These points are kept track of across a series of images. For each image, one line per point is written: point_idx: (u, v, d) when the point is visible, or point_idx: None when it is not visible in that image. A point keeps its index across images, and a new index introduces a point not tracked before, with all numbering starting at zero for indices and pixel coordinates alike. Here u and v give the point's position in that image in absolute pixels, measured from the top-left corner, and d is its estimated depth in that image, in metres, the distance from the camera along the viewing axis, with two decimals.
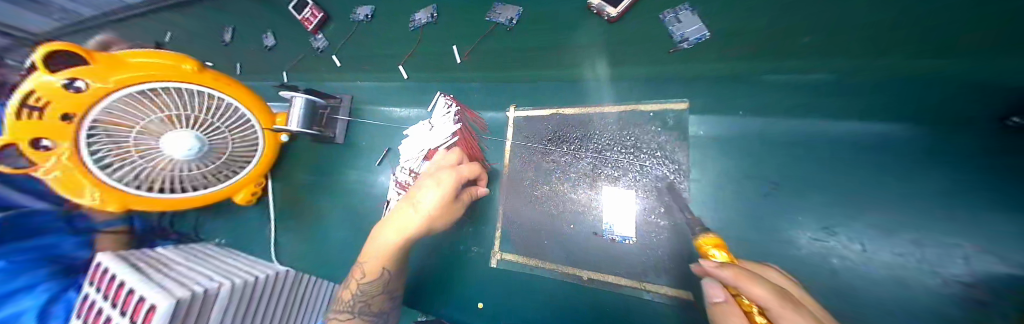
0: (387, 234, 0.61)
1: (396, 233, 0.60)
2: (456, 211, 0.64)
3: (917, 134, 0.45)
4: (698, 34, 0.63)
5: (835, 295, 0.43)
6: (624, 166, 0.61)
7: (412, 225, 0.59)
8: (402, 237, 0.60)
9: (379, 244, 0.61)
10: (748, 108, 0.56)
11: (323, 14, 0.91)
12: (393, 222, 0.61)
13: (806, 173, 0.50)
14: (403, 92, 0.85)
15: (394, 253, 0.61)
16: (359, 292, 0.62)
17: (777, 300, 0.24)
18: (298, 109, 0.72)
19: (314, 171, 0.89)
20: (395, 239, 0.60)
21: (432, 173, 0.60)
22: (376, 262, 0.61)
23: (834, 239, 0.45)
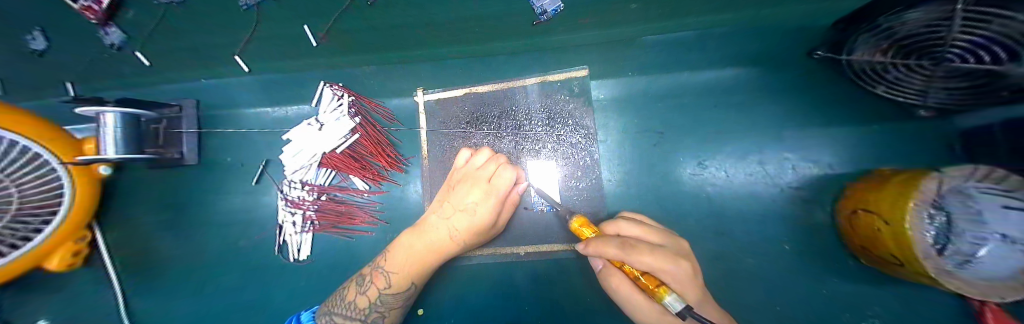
0: (418, 242, 0.51)
1: (427, 241, 0.50)
2: (495, 227, 0.54)
3: (736, 80, 0.59)
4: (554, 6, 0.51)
5: (700, 218, 0.55)
6: (542, 139, 0.62)
7: (439, 234, 0.50)
8: (437, 249, 0.50)
9: (404, 248, 0.51)
10: (638, 68, 0.60)
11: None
12: (428, 232, 0.51)
13: (683, 120, 0.59)
14: (271, 85, 0.66)
15: (425, 265, 0.50)
16: (377, 301, 0.48)
17: (622, 254, 0.32)
18: (112, 127, 0.50)
19: (174, 206, 0.69)
20: (427, 249, 0.50)
21: (470, 182, 0.53)
22: (401, 268, 0.49)
23: (702, 173, 0.57)
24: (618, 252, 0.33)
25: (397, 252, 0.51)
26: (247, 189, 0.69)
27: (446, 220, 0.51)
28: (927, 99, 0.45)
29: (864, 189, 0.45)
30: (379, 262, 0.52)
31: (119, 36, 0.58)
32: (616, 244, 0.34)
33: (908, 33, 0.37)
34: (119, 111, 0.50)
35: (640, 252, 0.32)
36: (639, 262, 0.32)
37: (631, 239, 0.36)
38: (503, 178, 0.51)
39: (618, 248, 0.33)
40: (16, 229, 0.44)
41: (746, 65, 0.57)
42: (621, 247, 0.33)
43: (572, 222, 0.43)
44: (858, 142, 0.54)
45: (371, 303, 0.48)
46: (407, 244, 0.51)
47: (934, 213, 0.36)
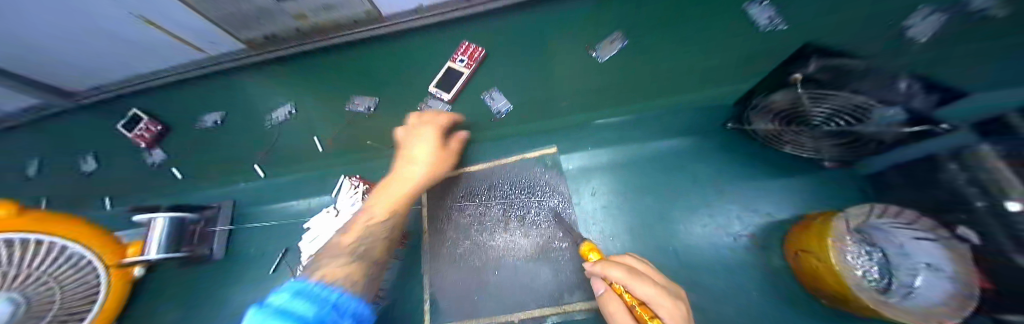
0: (394, 188, 0.57)
1: (404, 181, 0.58)
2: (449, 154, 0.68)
3: (679, 145, 0.72)
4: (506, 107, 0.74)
5: (675, 269, 0.61)
6: (526, 205, 0.73)
7: (415, 172, 0.59)
8: (415, 186, 0.58)
9: (390, 193, 0.57)
10: (595, 142, 0.75)
11: (161, 126, 0.78)
12: (405, 175, 0.58)
13: (642, 181, 0.71)
14: (305, 182, 0.83)
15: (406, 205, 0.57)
16: (364, 241, 0.51)
17: (629, 278, 0.40)
18: (156, 233, 0.62)
19: (192, 301, 0.74)
20: (409, 184, 0.57)
21: (415, 138, 0.63)
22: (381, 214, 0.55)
23: (667, 225, 0.66)
24: (623, 275, 0.42)
25: (378, 211, 0.55)
26: (262, 278, 0.75)
27: (392, 202, 0.55)
28: (823, 154, 0.57)
29: (800, 232, 0.53)
30: (363, 207, 0.57)
31: (161, 155, 0.82)
32: (624, 269, 0.42)
33: (780, 108, 0.55)
34: (169, 216, 0.63)
35: (642, 281, 0.40)
36: (642, 290, 0.39)
37: (638, 271, 0.44)
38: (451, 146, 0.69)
39: (624, 273, 0.42)
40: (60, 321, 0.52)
41: (682, 134, 0.72)
42: (627, 273, 0.41)
43: (583, 247, 0.54)
44: (795, 188, 0.63)
45: (356, 242, 0.51)
46: (403, 167, 0.59)
47: (869, 249, 0.51)
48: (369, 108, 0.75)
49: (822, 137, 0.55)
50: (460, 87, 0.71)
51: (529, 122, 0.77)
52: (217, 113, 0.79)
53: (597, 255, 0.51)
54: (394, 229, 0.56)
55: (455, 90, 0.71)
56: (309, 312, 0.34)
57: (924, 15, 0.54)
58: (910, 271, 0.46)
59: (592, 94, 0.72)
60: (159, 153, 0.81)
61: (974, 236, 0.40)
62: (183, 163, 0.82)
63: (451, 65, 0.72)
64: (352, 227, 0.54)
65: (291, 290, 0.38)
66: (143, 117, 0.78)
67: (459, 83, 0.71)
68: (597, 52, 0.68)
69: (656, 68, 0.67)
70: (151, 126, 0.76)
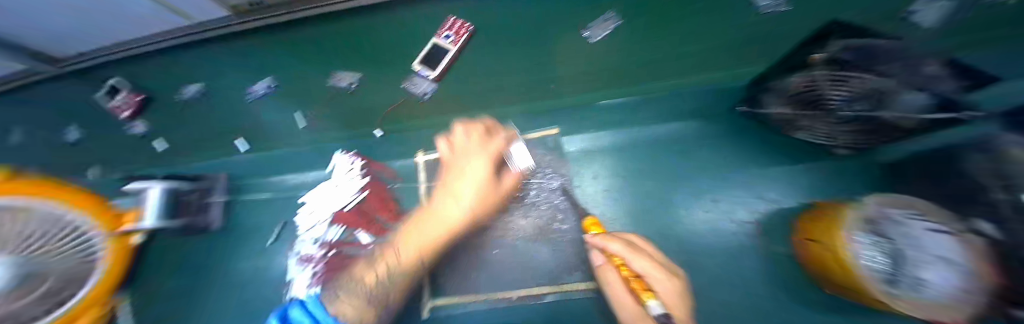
0: (428, 225, 0.56)
1: (441, 222, 0.56)
2: (499, 200, 0.63)
3: (686, 129, 0.69)
4: None
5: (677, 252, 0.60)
6: (525, 188, 0.71)
7: (451, 210, 0.56)
8: (448, 226, 0.55)
9: (424, 233, 0.55)
10: (599, 125, 0.72)
11: (142, 96, 0.76)
12: (440, 212, 0.56)
13: (645, 165, 0.69)
14: (298, 157, 0.81)
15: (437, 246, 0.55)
16: (384, 280, 0.52)
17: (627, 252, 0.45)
18: (155, 200, 0.63)
19: (196, 268, 0.75)
20: (443, 228, 0.55)
21: (466, 157, 0.61)
22: (415, 250, 0.53)
23: (669, 210, 0.65)
24: (623, 250, 0.45)
25: (406, 251, 0.54)
26: (263, 249, 0.75)
27: (394, 253, 0.54)
28: (836, 141, 0.54)
29: (812, 221, 0.51)
30: (417, 215, 0.61)
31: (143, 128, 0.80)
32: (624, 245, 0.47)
33: (795, 90, 0.50)
34: (163, 185, 0.63)
35: (641, 257, 0.44)
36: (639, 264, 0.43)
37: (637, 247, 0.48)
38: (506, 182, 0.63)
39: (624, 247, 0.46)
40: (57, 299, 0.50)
41: (690, 118, 0.69)
42: (627, 247, 0.46)
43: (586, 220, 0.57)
44: (804, 176, 0.61)
45: (386, 270, 0.52)
46: (454, 182, 0.58)
47: (878, 240, 0.41)
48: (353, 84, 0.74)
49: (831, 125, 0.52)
50: (443, 65, 0.68)
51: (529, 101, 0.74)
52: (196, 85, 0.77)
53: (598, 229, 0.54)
54: (408, 275, 0.54)
55: (440, 67, 0.68)
56: (321, 315, 0.44)
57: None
58: (920, 271, 0.38)
59: (596, 72, 0.69)
60: (139, 125, 0.80)
61: (991, 228, 0.34)
62: (179, 137, 0.81)
63: (437, 41, 0.68)
64: (391, 248, 0.56)
65: (300, 310, 0.46)
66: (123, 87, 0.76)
67: (443, 60, 0.68)
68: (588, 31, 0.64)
69: (659, 47, 0.64)
70: (130, 97, 0.75)
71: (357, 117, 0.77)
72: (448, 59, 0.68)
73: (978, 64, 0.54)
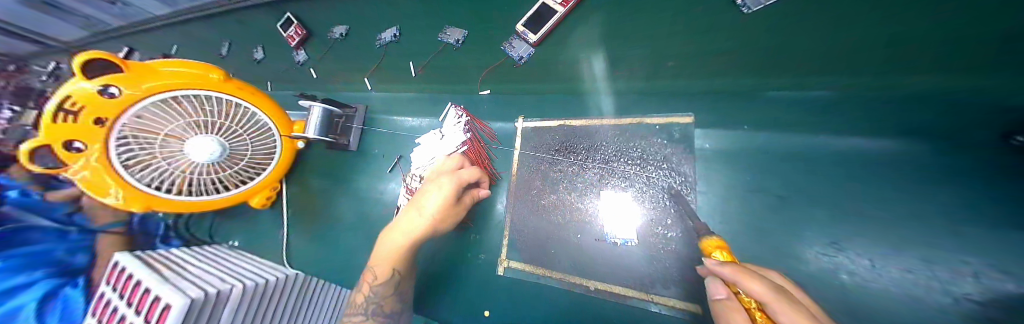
0: (390, 241, 0.59)
1: (401, 234, 0.59)
2: (460, 206, 0.63)
3: (910, 149, 0.47)
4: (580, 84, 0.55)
5: (839, 307, 0.44)
6: (630, 177, 0.63)
7: (413, 228, 0.58)
8: (409, 237, 0.58)
9: (383, 248, 0.60)
10: (749, 123, 0.59)
11: (303, 30, 1.00)
12: (403, 226, 0.59)
13: (808, 188, 0.52)
14: (418, 103, 0.91)
15: (401, 255, 0.58)
16: (368, 301, 0.57)
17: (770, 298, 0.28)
18: (314, 117, 0.76)
19: (329, 178, 0.93)
20: (406, 241, 0.58)
21: (435, 184, 0.61)
22: (387, 260, 0.58)
23: (839, 253, 0.47)
24: (739, 277, 0.32)
25: (377, 262, 0.59)
26: (378, 175, 0.87)
27: (401, 219, 0.61)
28: None
29: None
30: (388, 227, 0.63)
31: (303, 55, 1.05)
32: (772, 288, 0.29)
33: None
34: (321, 106, 0.76)
35: (782, 294, 0.29)
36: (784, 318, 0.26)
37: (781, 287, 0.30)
38: (469, 174, 0.63)
39: (742, 274, 0.32)
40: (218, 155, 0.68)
41: (927, 134, 0.46)
42: (776, 292, 0.28)
43: (706, 241, 0.42)
44: None
45: (384, 289, 0.58)
46: (410, 214, 0.60)
47: None
48: (460, 42, 0.83)
49: None
50: (548, 28, 0.73)
51: (653, 84, 0.70)
52: (342, 27, 0.96)
53: (723, 256, 0.39)
54: (397, 278, 0.59)
55: (542, 32, 0.73)
56: None
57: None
58: None
59: (751, 61, 0.60)
60: (301, 53, 1.04)
61: None
62: (337, 72, 1.02)
63: (547, 3, 0.74)
64: (383, 238, 0.62)
65: None
66: (295, 21, 1.01)
67: (549, 24, 0.73)
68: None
69: (849, 30, 0.51)
70: (298, 30, 0.99)
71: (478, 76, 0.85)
72: (553, 23, 0.73)
73: None
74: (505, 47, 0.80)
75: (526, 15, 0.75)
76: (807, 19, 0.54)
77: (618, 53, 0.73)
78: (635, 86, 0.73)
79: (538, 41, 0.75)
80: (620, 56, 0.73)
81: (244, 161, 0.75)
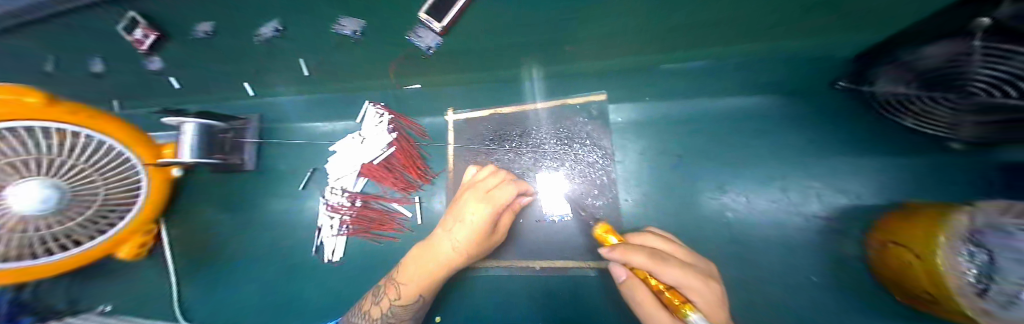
0: (422, 261, 0.54)
1: (434, 259, 0.53)
2: (495, 234, 0.57)
3: (753, 106, 0.61)
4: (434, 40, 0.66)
5: (722, 240, 0.56)
6: (562, 157, 0.64)
7: (444, 250, 0.53)
8: (441, 261, 0.53)
9: (415, 264, 0.55)
10: (656, 94, 0.64)
11: (157, 33, 0.70)
12: (435, 244, 0.54)
13: (700, 145, 0.62)
14: (323, 103, 0.77)
15: (435, 279, 0.54)
16: (388, 312, 0.54)
17: (653, 264, 0.36)
18: (189, 135, 0.60)
19: (235, 206, 0.78)
20: (437, 265, 0.53)
21: (472, 193, 0.56)
22: (416, 282, 0.53)
23: (720, 196, 0.59)
24: (647, 261, 0.36)
25: (400, 277, 0.55)
26: (294, 193, 0.77)
27: (439, 234, 0.55)
28: (959, 132, 0.45)
29: (895, 221, 0.44)
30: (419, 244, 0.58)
31: (160, 63, 0.75)
32: (647, 254, 0.37)
33: (936, 66, 0.40)
34: (197, 123, 0.61)
35: (668, 264, 0.36)
36: (671, 275, 0.35)
37: (660, 252, 0.39)
38: (507, 193, 0.55)
39: (646, 256, 0.37)
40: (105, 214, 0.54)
41: (761, 91, 0.60)
42: (651, 258, 0.36)
43: (600, 229, 0.49)
44: (884, 172, 0.54)
45: (398, 303, 0.53)
46: (446, 228, 0.55)
47: (974, 250, 0.33)
48: (357, 33, 0.68)
49: (966, 110, 0.41)
50: (454, 14, 0.64)
51: (574, 62, 0.65)
52: (207, 23, 0.73)
53: (614, 239, 0.46)
54: (417, 303, 0.54)
55: (449, 19, 0.63)
56: None
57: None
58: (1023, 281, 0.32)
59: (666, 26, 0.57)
60: (156, 60, 0.75)
61: None
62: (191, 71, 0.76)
63: None
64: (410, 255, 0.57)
65: None
66: (139, 20, 0.70)
67: (454, 9, 0.63)
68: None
69: None
70: (149, 32, 0.69)
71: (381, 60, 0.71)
72: (458, 8, 0.63)
73: None
74: (410, 37, 0.67)
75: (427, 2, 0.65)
76: None
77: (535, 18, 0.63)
78: (557, 65, 0.67)
79: (445, 29, 0.65)
80: (534, 34, 0.64)
81: (99, 204, 0.52)
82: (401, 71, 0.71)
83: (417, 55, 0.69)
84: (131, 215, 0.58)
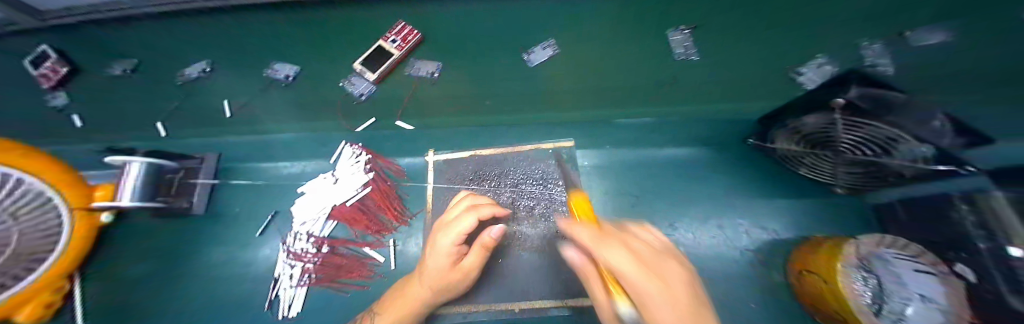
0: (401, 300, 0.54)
1: (411, 296, 0.53)
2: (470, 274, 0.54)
3: (691, 155, 0.73)
4: (366, 90, 0.74)
5: None
6: (536, 197, 0.71)
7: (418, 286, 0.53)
8: (414, 298, 0.53)
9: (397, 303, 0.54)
10: (611, 143, 0.74)
11: (66, 66, 0.73)
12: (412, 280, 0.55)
13: (655, 186, 0.71)
14: (295, 144, 0.76)
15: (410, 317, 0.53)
16: None
17: (597, 243, 0.26)
18: (133, 176, 0.57)
19: (175, 255, 0.70)
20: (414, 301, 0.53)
21: (443, 231, 0.53)
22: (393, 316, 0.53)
23: (673, 232, 0.66)
24: (593, 240, 0.28)
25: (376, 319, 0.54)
26: (251, 239, 0.72)
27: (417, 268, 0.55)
28: (839, 180, 0.57)
29: (806, 254, 0.53)
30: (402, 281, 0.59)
31: (63, 99, 0.75)
32: (597, 234, 0.27)
33: (811, 131, 0.56)
34: (143, 162, 0.58)
35: (615, 245, 0.25)
36: (619, 258, 0.23)
37: (632, 244, 0.28)
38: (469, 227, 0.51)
39: (592, 236, 0.27)
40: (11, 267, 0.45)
41: (696, 144, 0.72)
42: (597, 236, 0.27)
43: (571, 199, 0.42)
44: (800, 210, 0.64)
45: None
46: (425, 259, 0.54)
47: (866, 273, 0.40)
48: (290, 77, 0.75)
49: (842, 164, 0.56)
50: (385, 68, 0.72)
51: (540, 111, 0.75)
52: (130, 61, 0.77)
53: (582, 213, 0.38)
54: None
55: (381, 71, 0.72)
56: None
57: (818, 64, 0.64)
58: (903, 300, 0.38)
59: (608, 91, 0.72)
60: (60, 96, 0.74)
61: (970, 273, 0.37)
62: (160, 113, 0.76)
63: (383, 44, 0.74)
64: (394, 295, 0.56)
65: None
66: (50, 55, 0.74)
67: (385, 65, 0.72)
68: (528, 55, 0.75)
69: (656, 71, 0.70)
70: (55, 67, 0.73)
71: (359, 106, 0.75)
72: (389, 65, 0.72)
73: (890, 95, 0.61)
74: (343, 85, 0.74)
75: (362, 56, 0.74)
76: (632, 61, 0.71)
77: (504, 78, 0.75)
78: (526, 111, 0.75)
79: (379, 78, 0.73)
80: (502, 87, 0.75)
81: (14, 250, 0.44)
82: (357, 112, 0.75)
83: (350, 100, 0.75)
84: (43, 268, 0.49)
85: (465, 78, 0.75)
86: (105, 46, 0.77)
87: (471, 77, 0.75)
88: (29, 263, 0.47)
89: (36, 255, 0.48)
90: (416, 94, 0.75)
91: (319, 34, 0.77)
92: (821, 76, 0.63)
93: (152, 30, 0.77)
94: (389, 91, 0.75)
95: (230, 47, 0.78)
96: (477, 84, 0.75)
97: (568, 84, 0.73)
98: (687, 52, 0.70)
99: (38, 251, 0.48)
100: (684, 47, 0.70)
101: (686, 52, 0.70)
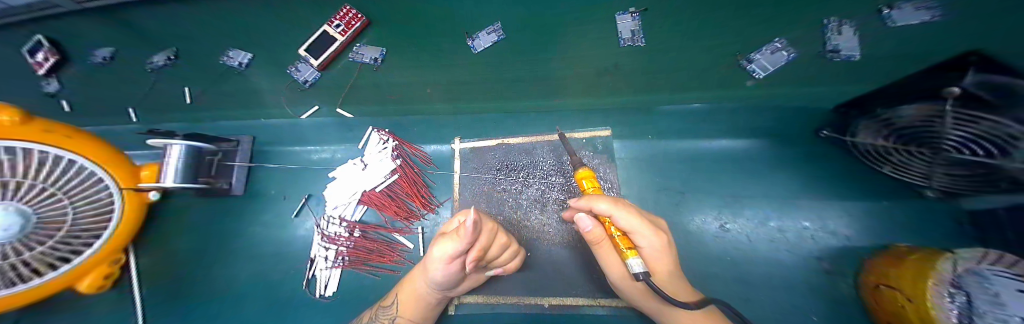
0: (409, 288, 0.51)
1: (417, 291, 0.50)
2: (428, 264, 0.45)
3: (742, 150, 0.66)
4: (313, 76, 0.73)
5: (724, 278, 0.57)
6: (569, 189, 0.66)
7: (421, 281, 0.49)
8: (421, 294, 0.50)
9: (407, 290, 0.51)
10: (652, 133, 0.68)
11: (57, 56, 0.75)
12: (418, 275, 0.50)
13: (699, 182, 0.65)
14: (325, 130, 0.76)
15: (423, 307, 0.51)
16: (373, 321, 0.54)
17: (614, 208, 0.38)
18: (175, 159, 0.57)
19: (218, 234, 0.72)
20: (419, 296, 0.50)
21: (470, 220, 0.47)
22: (405, 301, 0.51)
23: (719, 232, 0.61)
24: (609, 207, 0.39)
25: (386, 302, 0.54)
26: (285, 222, 0.73)
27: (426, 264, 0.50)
28: (932, 181, 0.49)
29: (883, 265, 0.46)
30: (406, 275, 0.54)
31: (55, 85, 0.77)
32: (610, 201, 0.39)
33: (905, 125, 0.44)
34: (185, 145, 0.57)
35: (627, 211, 0.39)
36: (625, 221, 0.38)
37: (622, 202, 0.41)
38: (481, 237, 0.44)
39: (609, 204, 0.39)
40: (67, 241, 0.45)
41: (747, 137, 0.65)
42: (613, 204, 0.39)
43: (577, 172, 0.47)
44: (868, 213, 0.57)
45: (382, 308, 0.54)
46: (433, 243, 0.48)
47: (955, 291, 0.29)
48: (244, 65, 0.75)
49: (938, 164, 0.45)
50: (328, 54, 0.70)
51: (569, 99, 0.70)
52: (110, 50, 0.78)
53: (590, 183, 0.45)
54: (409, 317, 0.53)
55: (325, 57, 0.69)
56: None
57: (773, 49, 0.60)
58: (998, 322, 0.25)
59: (651, 74, 0.65)
60: (54, 83, 0.77)
61: None
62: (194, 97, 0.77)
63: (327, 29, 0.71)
64: (404, 282, 0.53)
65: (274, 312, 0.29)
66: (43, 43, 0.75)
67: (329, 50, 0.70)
68: (473, 40, 0.70)
69: (706, 53, 0.63)
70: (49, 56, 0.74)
71: (383, 91, 0.73)
72: (334, 49, 0.70)
73: (837, 43, 0.57)
74: (290, 71, 0.74)
75: (308, 41, 0.71)
76: (678, 41, 0.64)
77: (531, 59, 0.69)
78: (540, 97, 0.71)
79: (323, 65, 0.71)
80: (507, 71, 0.70)
81: (63, 233, 0.44)
82: (311, 98, 0.74)
83: (296, 86, 0.74)
84: (95, 246, 0.50)
85: (487, 60, 0.70)
86: (129, 28, 0.77)
87: (493, 59, 0.70)
88: (85, 240, 0.48)
89: (92, 231, 0.48)
90: (432, 77, 0.72)
91: (317, 13, 0.74)
92: (771, 63, 0.60)
93: (147, 19, 0.76)
94: (405, 72, 0.72)
95: (249, 27, 0.76)
96: (501, 67, 0.70)
97: (602, 68, 0.67)
98: (632, 37, 0.65)
99: (93, 227, 0.48)
100: (631, 31, 0.65)
101: (632, 38, 0.65)
